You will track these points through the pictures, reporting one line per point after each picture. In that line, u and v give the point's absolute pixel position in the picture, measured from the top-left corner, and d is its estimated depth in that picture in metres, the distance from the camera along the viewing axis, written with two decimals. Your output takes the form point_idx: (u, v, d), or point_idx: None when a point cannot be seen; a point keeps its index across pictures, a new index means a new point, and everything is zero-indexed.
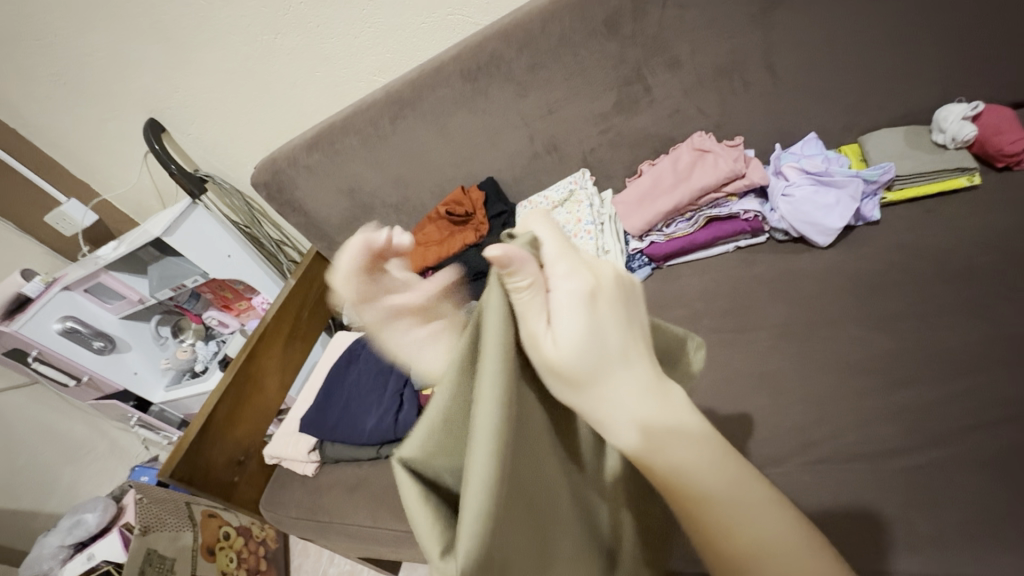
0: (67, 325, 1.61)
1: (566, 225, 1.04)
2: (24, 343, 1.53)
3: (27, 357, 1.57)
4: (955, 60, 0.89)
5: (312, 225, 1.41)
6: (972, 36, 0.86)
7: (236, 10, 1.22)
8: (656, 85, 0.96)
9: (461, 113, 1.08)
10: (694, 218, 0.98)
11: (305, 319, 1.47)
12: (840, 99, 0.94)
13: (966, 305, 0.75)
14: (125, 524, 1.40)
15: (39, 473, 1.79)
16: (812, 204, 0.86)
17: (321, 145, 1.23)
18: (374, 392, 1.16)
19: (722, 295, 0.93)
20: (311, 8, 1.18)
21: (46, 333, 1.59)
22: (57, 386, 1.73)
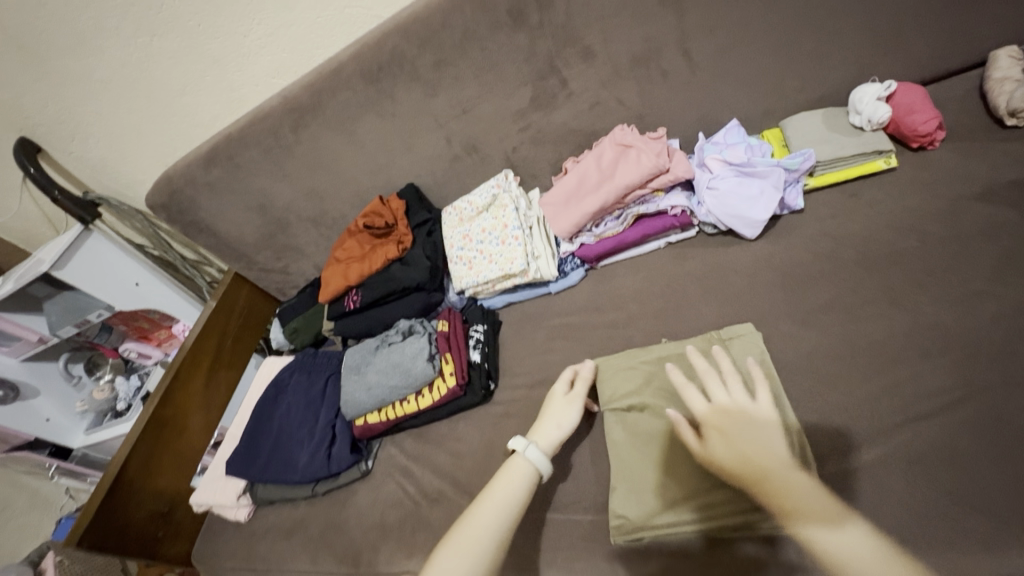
0: None
1: (493, 231, 0.99)
2: None
3: None
4: (866, 38, 0.87)
5: (224, 246, 1.28)
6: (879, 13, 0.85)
7: (100, 9, 1.06)
8: (572, 78, 0.90)
9: (370, 117, 0.99)
10: (622, 216, 0.94)
11: (229, 346, 1.33)
12: (758, 84, 0.91)
13: (890, 292, 0.74)
14: None
15: None
16: (737, 196, 0.84)
17: (219, 159, 1.10)
18: (304, 426, 1.07)
19: (656, 294, 0.91)
20: (189, 6, 1.05)
21: None
22: None
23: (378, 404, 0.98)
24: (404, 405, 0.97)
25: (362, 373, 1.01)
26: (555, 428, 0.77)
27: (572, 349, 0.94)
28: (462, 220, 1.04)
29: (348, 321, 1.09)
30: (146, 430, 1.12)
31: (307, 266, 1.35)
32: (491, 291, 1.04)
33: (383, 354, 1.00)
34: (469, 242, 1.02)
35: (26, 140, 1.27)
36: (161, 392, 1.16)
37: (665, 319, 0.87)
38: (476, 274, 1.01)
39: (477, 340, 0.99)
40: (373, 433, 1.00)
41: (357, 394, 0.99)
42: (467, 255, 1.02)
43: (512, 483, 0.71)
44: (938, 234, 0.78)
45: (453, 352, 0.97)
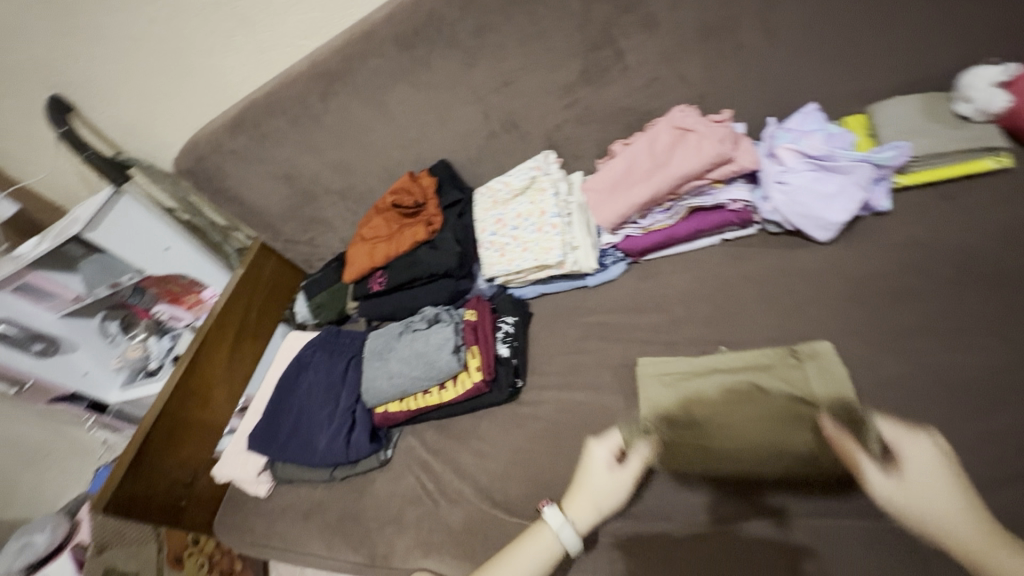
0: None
1: (529, 217, 0.92)
2: None
3: None
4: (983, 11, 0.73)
5: (251, 216, 1.24)
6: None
7: None
8: (629, 50, 0.80)
9: (402, 87, 0.91)
10: (674, 208, 0.84)
11: (254, 318, 1.31)
12: (844, 63, 0.79)
13: (977, 319, 0.67)
14: (79, 542, 1.33)
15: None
16: (811, 194, 0.74)
17: (245, 126, 1.05)
18: (324, 409, 1.04)
19: (706, 298, 0.82)
20: None
21: None
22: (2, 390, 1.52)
23: (400, 393, 0.94)
24: (427, 396, 0.93)
25: (383, 362, 0.96)
26: (597, 474, 0.70)
27: (608, 351, 0.87)
28: (496, 203, 0.97)
29: (372, 303, 1.05)
30: (169, 402, 1.11)
31: (334, 240, 1.30)
32: (524, 281, 0.97)
33: (405, 343, 0.95)
34: (502, 227, 0.95)
35: (57, 96, 1.23)
36: (185, 363, 1.15)
37: (715, 326, 0.79)
38: (509, 262, 0.94)
39: (507, 333, 0.93)
40: (394, 422, 0.97)
41: (378, 381, 0.95)
42: (499, 241, 0.95)
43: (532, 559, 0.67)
44: None
45: (480, 344, 0.91)
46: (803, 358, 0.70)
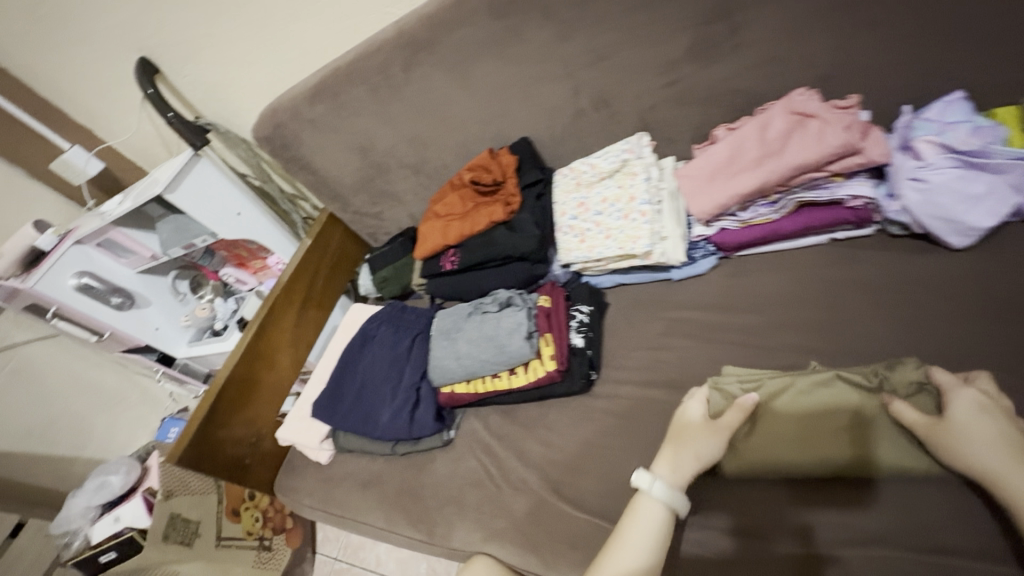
0: (82, 281, 1.43)
1: (615, 202, 0.87)
2: (40, 300, 1.37)
3: (46, 313, 1.43)
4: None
5: (322, 185, 1.24)
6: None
7: None
8: (745, 25, 0.73)
9: (490, 59, 0.87)
10: (780, 202, 0.78)
11: (319, 287, 1.33)
12: (1001, 46, 0.69)
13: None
14: (148, 488, 1.38)
15: (73, 426, 1.69)
16: (951, 194, 0.66)
17: (325, 95, 1.03)
18: (387, 383, 1.04)
19: (810, 302, 0.76)
20: None
21: (61, 289, 1.41)
22: (83, 339, 1.61)
23: (467, 375, 0.92)
24: (495, 381, 0.91)
25: (451, 344, 0.94)
26: (690, 459, 0.66)
27: (691, 350, 0.82)
28: (579, 185, 0.92)
29: (442, 281, 1.03)
30: (239, 364, 1.14)
31: (401, 215, 1.29)
32: (602, 269, 0.93)
33: (474, 325, 0.93)
34: (584, 211, 0.90)
35: (145, 60, 1.26)
36: (255, 327, 1.18)
37: (818, 332, 0.73)
38: (588, 249, 0.89)
39: (581, 323, 0.89)
40: (459, 403, 0.95)
41: (446, 361, 0.93)
42: (580, 226, 0.91)
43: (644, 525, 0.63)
44: None
45: (554, 333, 0.87)
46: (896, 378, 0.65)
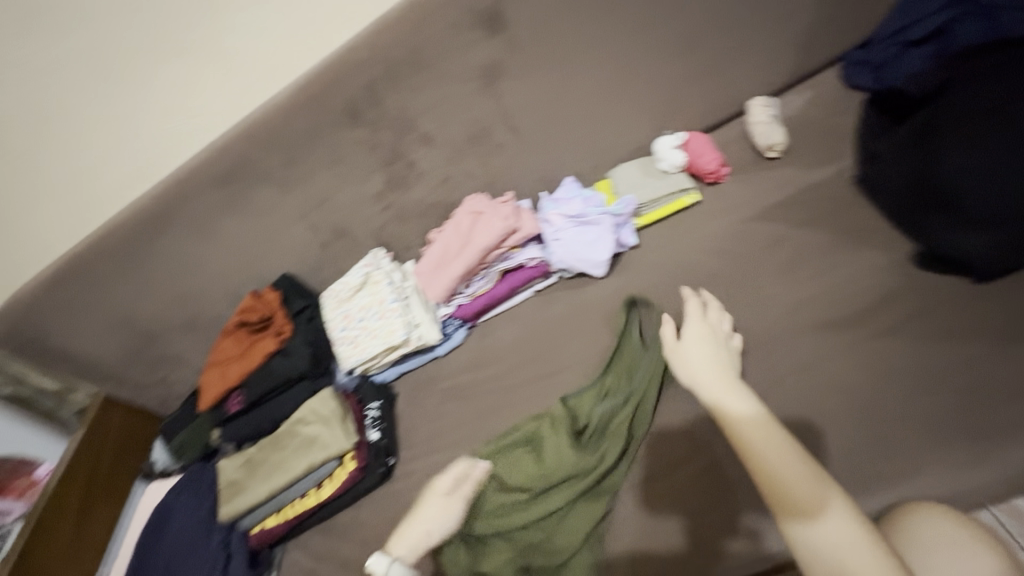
0: None
1: (371, 307, 1.03)
2: None
3: None
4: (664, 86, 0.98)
5: (89, 368, 1.18)
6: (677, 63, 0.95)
7: None
8: (418, 160, 0.97)
9: (229, 218, 0.99)
10: (488, 274, 1.01)
11: (101, 482, 1.21)
12: (582, 145, 1.03)
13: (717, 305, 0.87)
14: None
15: None
16: (580, 243, 0.95)
17: (69, 282, 1.04)
18: (194, 551, 0.98)
19: (531, 341, 0.98)
20: None
21: None
22: None
23: (277, 504, 0.94)
24: (304, 501, 0.94)
25: (247, 485, 0.95)
26: (262, 510, 0.94)
27: (463, 410, 0.97)
28: (340, 301, 1.06)
29: (234, 423, 1.05)
30: None
31: (189, 372, 1.28)
32: (383, 365, 1.05)
33: (265, 462, 0.96)
34: (350, 321, 1.04)
35: None
36: (10, 564, 1.02)
37: (539, 360, 0.95)
38: (362, 352, 1.02)
39: (374, 418, 1.00)
40: (274, 539, 0.95)
41: (267, 454, 0.97)
42: (350, 335, 1.04)
43: (253, 502, 0.94)
44: (742, 251, 0.89)
45: (354, 411, 1.00)
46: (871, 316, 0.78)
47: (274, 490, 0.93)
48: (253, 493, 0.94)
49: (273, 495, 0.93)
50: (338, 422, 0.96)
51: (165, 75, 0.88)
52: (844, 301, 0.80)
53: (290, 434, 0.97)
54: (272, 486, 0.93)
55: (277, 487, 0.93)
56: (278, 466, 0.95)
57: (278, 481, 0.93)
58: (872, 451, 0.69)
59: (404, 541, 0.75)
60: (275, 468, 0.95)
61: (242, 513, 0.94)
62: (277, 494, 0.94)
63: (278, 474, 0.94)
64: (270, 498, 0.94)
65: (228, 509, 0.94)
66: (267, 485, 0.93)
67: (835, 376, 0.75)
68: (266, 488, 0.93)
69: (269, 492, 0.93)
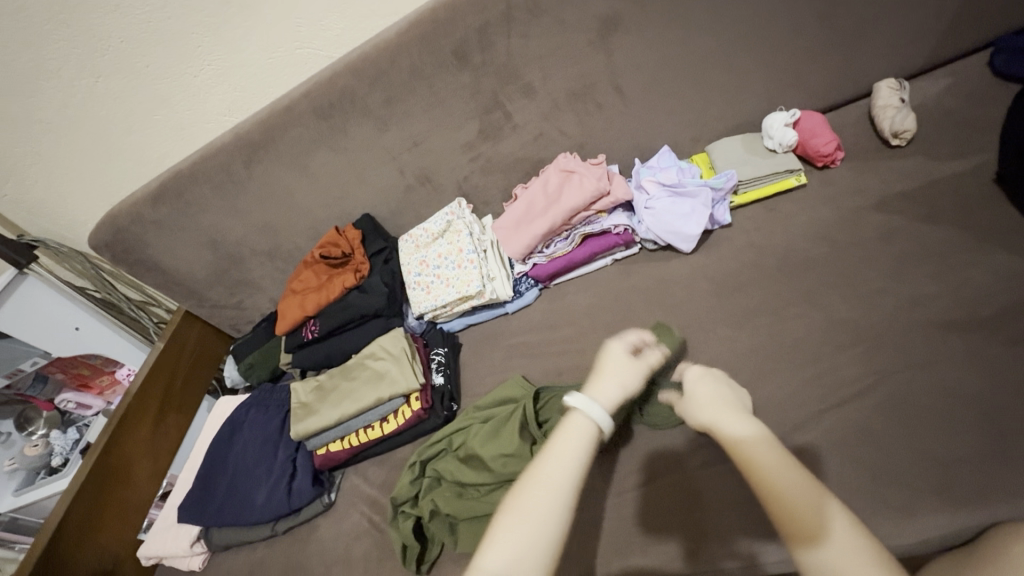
0: None
1: (449, 256, 1.02)
2: None
3: None
4: (784, 61, 0.93)
5: (174, 284, 1.24)
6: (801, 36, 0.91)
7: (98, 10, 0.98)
8: (516, 111, 0.96)
9: (323, 151, 1.01)
10: (570, 236, 0.99)
11: (178, 389, 1.26)
12: (684, 115, 0.99)
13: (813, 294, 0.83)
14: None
15: None
16: (672, 215, 0.92)
17: (167, 198, 1.08)
18: (261, 464, 1.03)
19: (606, 308, 0.96)
20: None
21: None
22: None
23: (343, 431, 0.98)
24: (369, 431, 0.97)
25: (317, 408, 0.99)
26: (328, 434, 0.98)
27: (530, 367, 0.97)
28: (419, 247, 1.07)
29: (306, 351, 1.09)
30: (81, 493, 1.04)
31: (263, 300, 1.33)
32: (451, 314, 1.06)
33: (336, 389, 1.00)
34: (426, 267, 1.05)
35: None
36: (99, 446, 1.08)
37: (615, 329, 0.92)
38: (435, 298, 1.03)
39: (439, 363, 1.01)
40: (335, 463, 0.99)
41: (338, 383, 1.01)
42: (424, 280, 1.05)
43: (319, 425, 0.97)
44: (848, 240, 0.85)
45: (422, 353, 1.02)
46: (992, 323, 0.72)
47: (341, 417, 0.97)
48: (322, 417, 0.98)
49: (339, 421, 0.97)
50: (406, 360, 0.97)
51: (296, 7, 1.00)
52: (962, 304, 0.74)
53: (360, 367, 1.00)
54: (339, 413, 0.96)
55: (344, 414, 0.96)
56: (346, 394, 0.98)
57: (345, 408, 0.97)
58: (994, 464, 0.62)
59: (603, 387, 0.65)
60: (344, 396, 0.98)
61: (309, 434, 0.98)
62: (343, 421, 0.97)
63: (346, 402, 0.97)
64: (336, 424, 0.97)
65: (298, 429, 0.98)
66: (335, 411, 0.97)
67: (948, 377, 0.69)
68: (334, 414, 0.97)
69: (336, 418, 0.97)
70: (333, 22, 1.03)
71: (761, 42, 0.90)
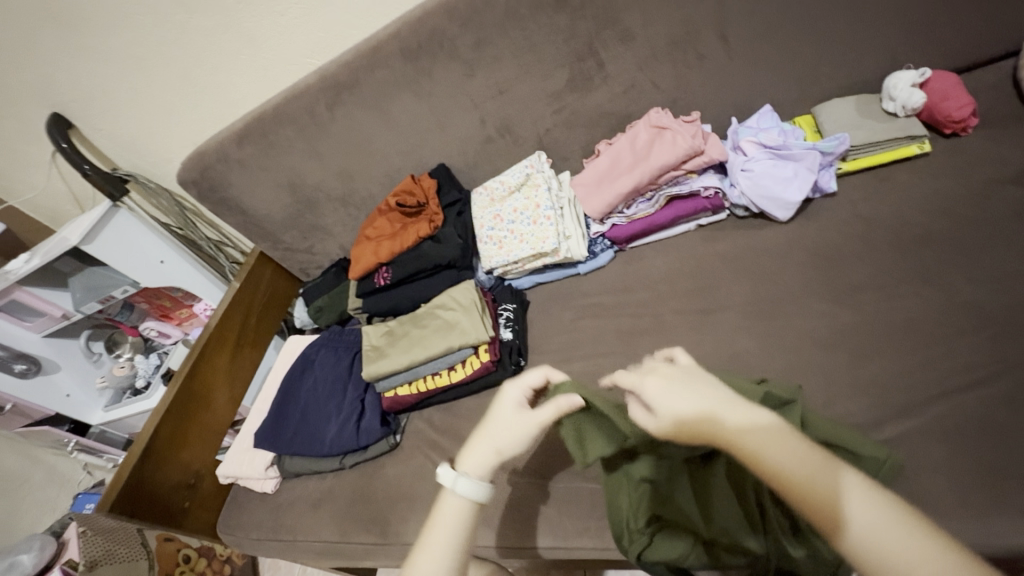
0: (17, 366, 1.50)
1: (525, 210, 1.00)
2: None
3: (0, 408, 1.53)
4: (917, 13, 0.84)
5: (252, 224, 1.29)
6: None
7: None
8: (609, 60, 0.91)
9: (406, 95, 0.99)
10: (655, 198, 0.95)
11: (252, 326, 1.31)
12: (793, 72, 0.91)
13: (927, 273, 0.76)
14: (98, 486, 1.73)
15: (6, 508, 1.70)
16: (772, 178, 0.85)
17: (252, 137, 1.10)
18: (331, 401, 1.08)
19: (687, 275, 0.91)
20: None
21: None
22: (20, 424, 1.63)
23: (410, 376, 1.00)
24: (436, 378, 0.99)
25: (386, 352, 1.02)
26: (393, 377, 1.01)
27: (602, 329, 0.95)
28: (494, 200, 1.05)
29: (377, 297, 1.11)
30: (170, 410, 1.11)
31: (333, 246, 1.36)
32: (521, 271, 1.05)
33: (406, 335, 1.02)
34: (500, 221, 1.02)
35: (56, 114, 1.25)
36: (184, 371, 1.15)
37: (696, 296, 0.88)
38: (507, 253, 1.01)
39: (508, 319, 1.00)
40: (402, 406, 1.02)
41: (408, 331, 1.02)
42: (498, 235, 1.03)
43: (382, 368, 1.00)
44: (972, 217, 0.77)
45: (491, 307, 1.02)
46: None
47: (403, 362, 0.98)
48: (388, 360, 1.00)
49: (402, 367, 0.99)
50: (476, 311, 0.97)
51: None
52: None
53: (429, 317, 1.01)
54: (404, 359, 0.98)
55: (409, 360, 0.98)
56: (413, 341, 1.00)
57: (412, 354, 0.98)
58: None
59: (474, 453, 0.63)
60: (410, 342, 1.00)
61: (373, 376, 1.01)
62: (408, 367, 0.99)
63: (413, 348, 0.99)
64: (400, 369, 1.00)
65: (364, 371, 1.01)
66: (401, 356, 0.99)
67: None
68: (400, 358, 0.99)
69: (401, 363, 0.99)
70: None
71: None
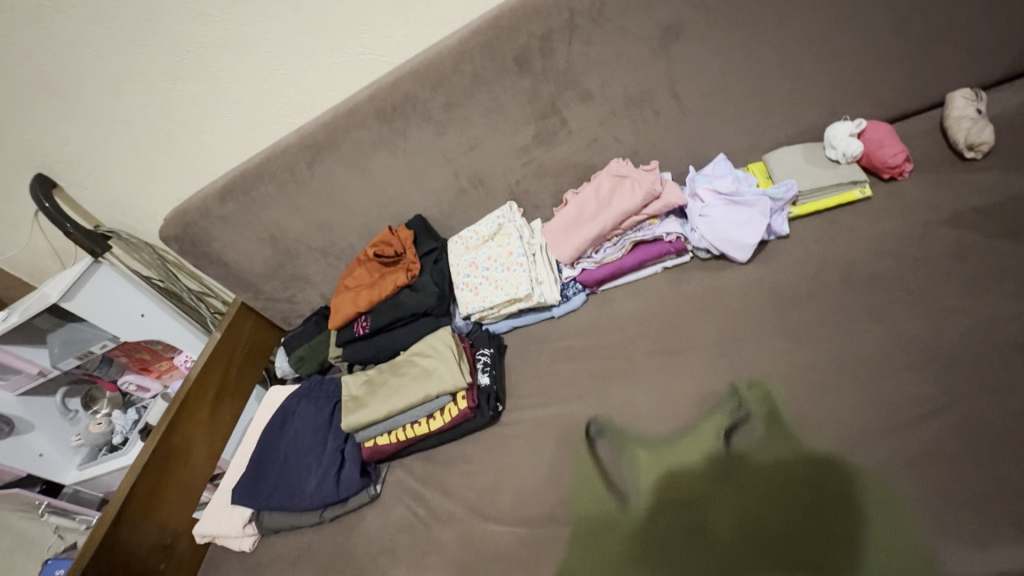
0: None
1: (498, 258, 1.03)
2: None
3: None
4: (846, 71, 0.93)
5: (233, 276, 1.30)
6: (868, 44, 0.90)
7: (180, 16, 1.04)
8: (572, 117, 0.97)
9: (382, 153, 1.04)
10: (620, 242, 1.00)
11: (232, 378, 1.31)
12: (741, 125, 0.98)
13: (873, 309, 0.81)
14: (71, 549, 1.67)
15: None
16: (728, 223, 0.91)
17: (234, 194, 1.14)
18: (311, 453, 1.07)
19: (656, 317, 0.95)
20: None
21: None
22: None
23: (390, 426, 1.00)
24: (415, 427, 1.00)
25: (366, 402, 1.02)
26: (374, 428, 1.02)
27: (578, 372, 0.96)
28: (469, 249, 1.08)
29: (356, 346, 1.12)
30: (147, 467, 1.09)
31: (314, 295, 1.38)
32: (497, 316, 1.07)
33: (386, 384, 1.03)
34: (475, 269, 1.05)
35: (41, 175, 1.28)
36: (162, 427, 1.14)
37: (665, 337, 0.92)
38: (483, 299, 1.03)
39: (485, 364, 1.02)
40: (382, 456, 1.02)
41: (388, 379, 1.03)
42: (473, 282, 1.05)
43: (362, 418, 1.00)
44: (911, 256, 0.84)
45: (467, 352, 1.04)
46: None
47: (381, 411, 0.99)
48: (367, 411, 1.00)
49: (380, 417, 0.99)
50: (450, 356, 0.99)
51: (361, 15, 1.05)
52: None
53: (406, 365, 1.03)
54: (381, 407, 0.99)
55: (386, 409, 0.99)
56: (390, 390, 1.01)
57: (390, 404, 0.99)
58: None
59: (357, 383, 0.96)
60: (388, 390, 1.01)
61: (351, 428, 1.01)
62: (386, 417, 1.00)
63: (390, 399, 0.99)
64: (377, 418, 1.00)
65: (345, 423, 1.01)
66: (378, 405, 1.00)
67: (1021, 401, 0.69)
68: (377, 408, 0.99)
69: (379, 412, 0.99)
70: (398, 31, 1.08)
71: (825, 50, 0.89)
